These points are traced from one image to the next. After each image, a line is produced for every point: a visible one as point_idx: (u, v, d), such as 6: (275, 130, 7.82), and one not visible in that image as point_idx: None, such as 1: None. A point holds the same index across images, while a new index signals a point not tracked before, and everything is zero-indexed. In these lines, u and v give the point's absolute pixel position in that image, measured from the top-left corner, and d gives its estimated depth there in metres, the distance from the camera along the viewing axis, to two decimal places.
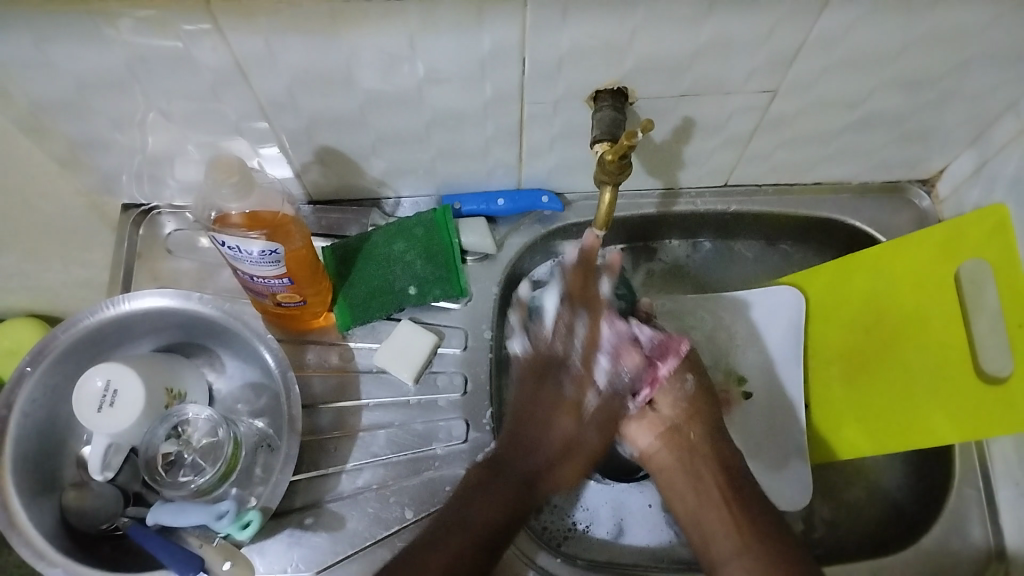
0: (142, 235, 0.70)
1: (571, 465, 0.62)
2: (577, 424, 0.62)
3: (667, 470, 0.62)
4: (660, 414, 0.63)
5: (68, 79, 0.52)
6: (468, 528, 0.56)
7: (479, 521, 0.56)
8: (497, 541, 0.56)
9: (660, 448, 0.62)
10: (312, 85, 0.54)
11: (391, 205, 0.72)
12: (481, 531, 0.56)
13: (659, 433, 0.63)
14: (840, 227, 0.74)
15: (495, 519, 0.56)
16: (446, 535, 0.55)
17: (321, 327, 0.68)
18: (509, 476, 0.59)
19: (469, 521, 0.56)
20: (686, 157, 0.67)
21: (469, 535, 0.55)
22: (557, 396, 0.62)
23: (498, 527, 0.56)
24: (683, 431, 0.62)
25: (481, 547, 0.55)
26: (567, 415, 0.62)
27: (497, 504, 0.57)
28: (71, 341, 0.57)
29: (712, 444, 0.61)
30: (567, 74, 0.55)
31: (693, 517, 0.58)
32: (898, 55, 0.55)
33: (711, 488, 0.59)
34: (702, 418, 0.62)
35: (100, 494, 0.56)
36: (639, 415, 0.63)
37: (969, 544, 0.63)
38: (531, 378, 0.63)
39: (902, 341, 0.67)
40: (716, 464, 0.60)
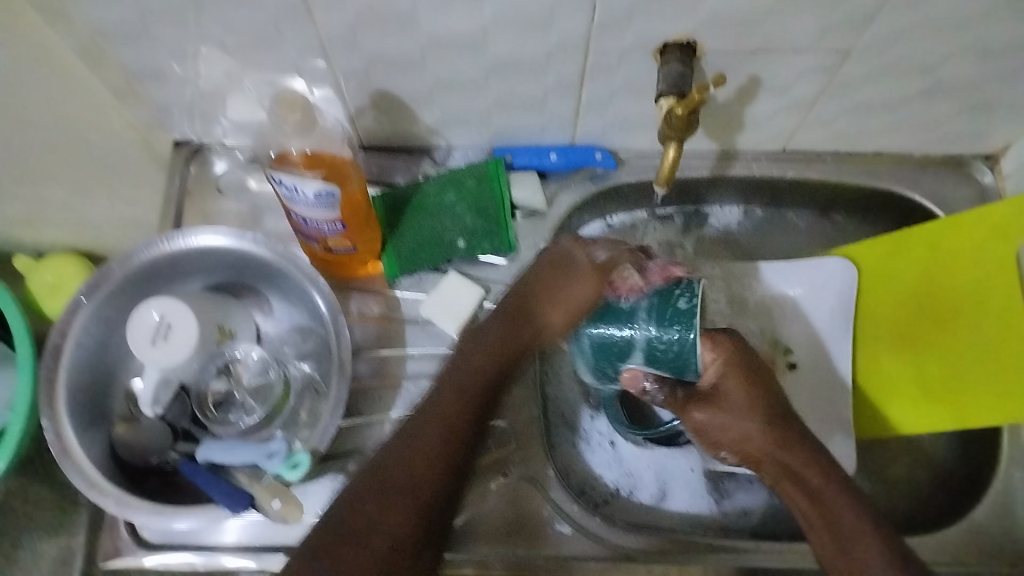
0: (193, 173, 0.70)
1: (556, 323, 0.58)
2: (565, 278, 0.59)
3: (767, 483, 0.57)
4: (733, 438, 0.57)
5: (132, 5, 0.51)
6: (466, 388, 0.55)
7: (469, 385, 0.55)
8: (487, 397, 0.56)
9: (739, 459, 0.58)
10: (374, 22, 0.53)
11: (442, 153, 0.71)
12: (456, 425, 0.53)
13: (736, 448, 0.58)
14: (899, 200, 0.72)
15: (487, 372, 0.57)
16: (406, 464, 0.50)
17: (367, 275, 0.68)
18: (508, 317, 0.60)
19: (460, 390, 0.55)
20: (748, 119, 0.65)
21: (443, 451, 0.52)
22: (566, 253, 0.61)
23: (487, 379, 0.56)
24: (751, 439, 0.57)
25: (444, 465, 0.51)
26: (559, 272, 0.60)
27: (486, 358, 0.57)
28: (126, 275, 0.57)
29: (781, 468, 0.56)
30: (638, 24, 0.53)
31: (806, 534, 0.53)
32: (981, 20, 0.53)
33: (803, 516, 0.54)
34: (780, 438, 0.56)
35: (151, 428, 0.57)
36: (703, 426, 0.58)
37: (1014, 527, 0.63)
38: (554, 258, 0.61)
39: (953, 321, 0.66)
40: (793, 486, 0.55)
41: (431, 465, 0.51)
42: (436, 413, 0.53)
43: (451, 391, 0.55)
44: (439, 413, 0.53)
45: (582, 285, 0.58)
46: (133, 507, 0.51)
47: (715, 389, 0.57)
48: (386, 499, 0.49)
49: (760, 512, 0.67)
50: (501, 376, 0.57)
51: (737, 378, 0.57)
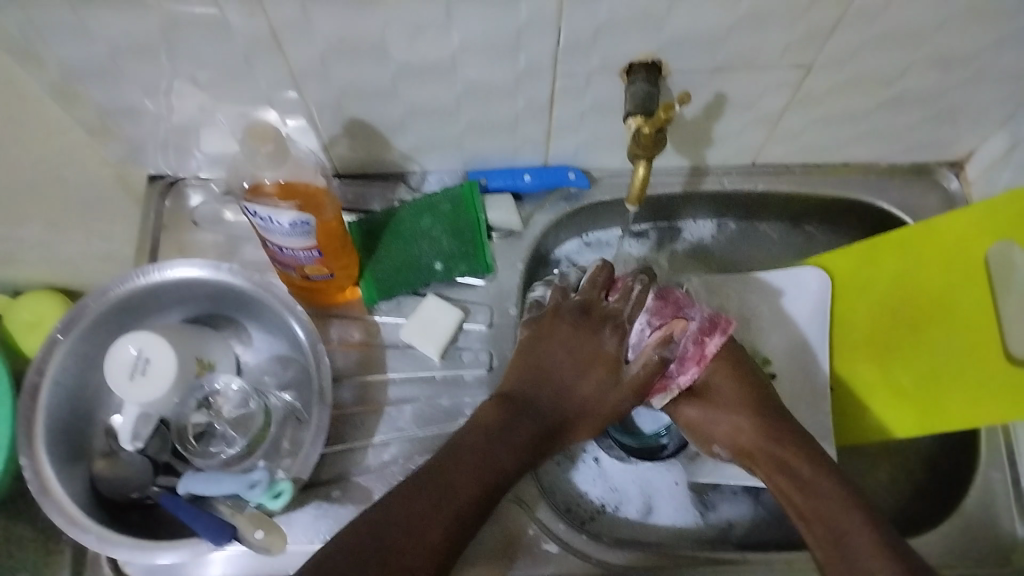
0: (168, 206, 0.70)
1: (592, 424, 0.58)
2: (604, 373, 0.58)
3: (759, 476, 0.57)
4: (733, 425, 0.59)
5: (101, 43, 0.52)
6: (484, 474, 0.53)
7: (486, 472, 0.53)
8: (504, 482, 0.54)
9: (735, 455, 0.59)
10: (344, 52, 0.54)
11: (417, 179, 0.71)
12: (486, 489, 0.53)
13: (732, 441, 0.59)
14: (868, 209, 0.73)
15: (509, 462, 0.54)
16: (435, 505, 0.51)
17: (346, 302, 0.68)
18: (529, 414, 0.56)
19: (478, 466, 0.53)
20: (716, 135, 0.67)
21: (462, 504, 0.51)
22: (594, 346, 0.58)
23: (504, 475, 0.54)
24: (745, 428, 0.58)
25: (481, 500, 0.52)
26: (600, 369, 0.58)
27: (509, 449, 0.54)
28: (102, 310, 0.57)
29: (768, 457, 0.57)
30: (603, 46, 0.54)
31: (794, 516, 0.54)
32: (936, 31, 0.55)
33: (795, 506, 0.54)
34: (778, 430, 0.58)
35: (131, 463, 0.56)
36: (700, 413, 0.60)
37: (995, 526, 0.64)
38: (556, 313, 0.60)
39: (925, 325, 0.67)
40: (786, 480, 0.55)
41: (449, 518, 0.51)
42: (459, 454, 0.53)
43: (476, 453, 0.53)
44: (465, 460, 0.53)
45: (625, 390, 0.58)
46: (116, 543, 0.51)
47: (706, 387, 0.60)
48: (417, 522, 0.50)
49: (745, 523, 0.68)
50: (523, 468, 0.55)
51: (729, 375, 0.60)
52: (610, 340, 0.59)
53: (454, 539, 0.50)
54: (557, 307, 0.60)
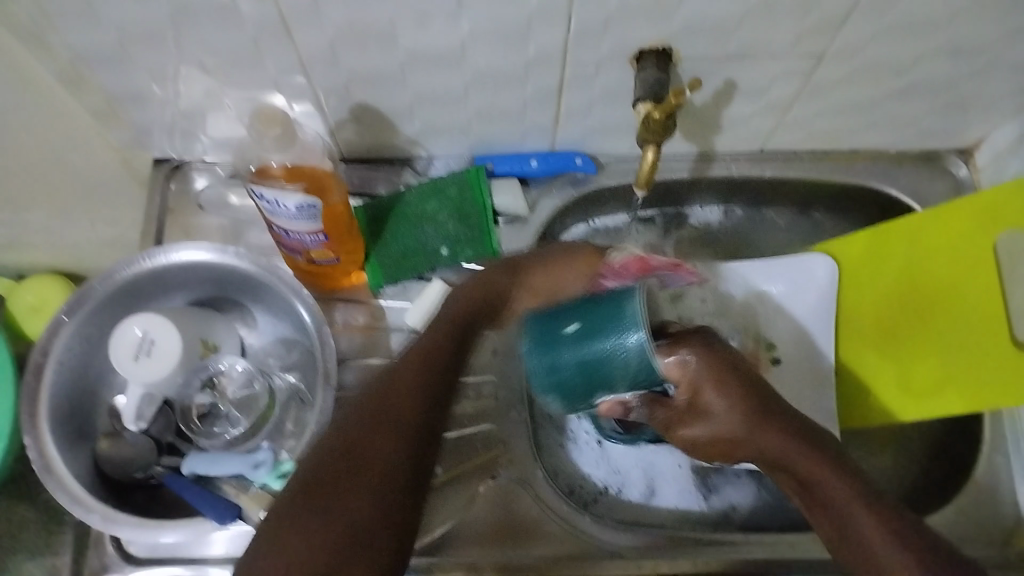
0: (173, 190, 0.70)
1: (535, 288, 0.57)
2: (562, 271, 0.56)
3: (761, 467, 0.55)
4: (720, 430, 0.53)
5: (107, 26, 0.52)
6: (410, 387, 0.48)
7: (409, 384, 0.48)
8: (438, 392, 0.49)
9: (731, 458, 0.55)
10: (351, 37, 0.53)
11: (423, 163, 0.71)
12: (421, 397, 0.48)
13: (721, 445, 0.54)
14: (877, 197, 0.73)
15: (428, 369, 0.50)
16: (377, 438, 0.45)
17: (351, 286, 0.68)
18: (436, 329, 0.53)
19: (398, 380, 0.49)
20: (725, 121, 0.66)
21: (393, 424, 0.46)
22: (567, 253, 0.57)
23: (431, 380, 0.49)
24: (732, 430, 0.53)
25: (426, 400, 0.48)
26: (563, 276, 0.56)
27: (420, 355, 0.51)
28: (108, 292, 0.57)
29: (764, 458, 0.53)
30: (613, 32, 0.54)
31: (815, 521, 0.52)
32: (951, 20, 0.54)
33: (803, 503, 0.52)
34: (770, 427, 0.52)
35: (134, 444, 0.57)
36: (686, 424, 0.53)
37: (1000, 515, 0.63)
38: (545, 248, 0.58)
39: (932, 313, 0.67)
40: (784, 475, 0.53)
41: (389, 445, 0.45)
42: (387, 388, 0.48)
43: (400, 376, 0.49)
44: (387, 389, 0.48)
45: (573, 274, 0.56)
46: (119, 522, 0.51)
47: (694, 404, 0.52)
48: (352, 464, 0.44)
49: (748, 506, 0.68)
50: (446, 372, 0.51)
51: (714, 387, 0.51)
52: (575, 256, 0.57)
53: (426, 424, 0.47)
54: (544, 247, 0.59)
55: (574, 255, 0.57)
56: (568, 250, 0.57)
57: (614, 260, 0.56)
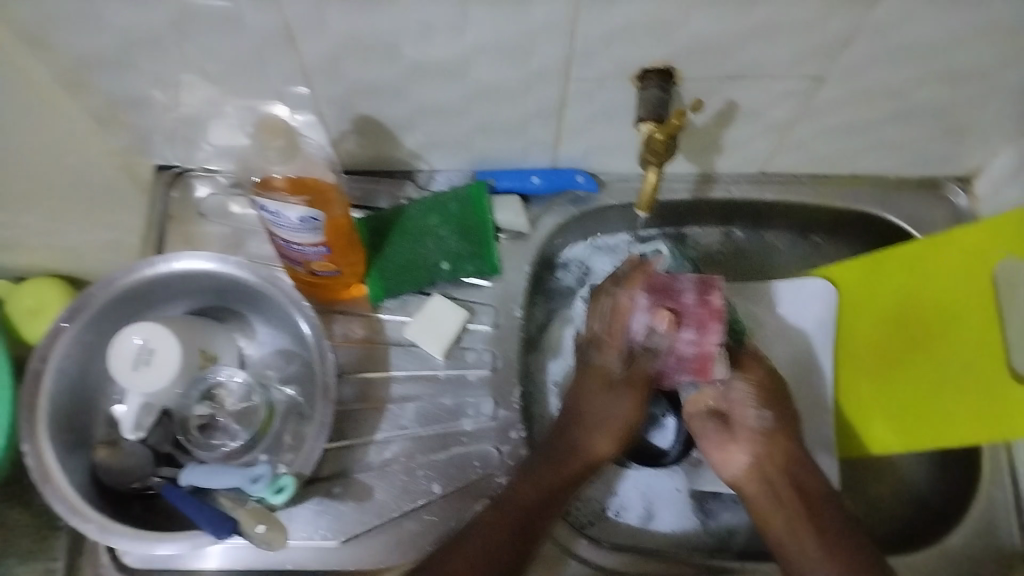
0: (174, 197, 0.70)
1: (605, 435, 0.62)
2: (605, 388, 0.62)
3: (760, 488, 0.60)
4: (757, 440, 0.61)
5: (113, 33, 0.52)
6: (505, 516, 0.57)
7: (508, 517, 0.57)
8: (530, 519, 0.58)
9: (744, 477, 0.61)
10: (356, 49, 0.54)
11: (424, 177, 0.71)
12: (507, 523, 0.57)
13: (746, 465, 0.61)
14: (875, 221, 0.73)
15: (528, 501, 0.58)
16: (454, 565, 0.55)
17: (351, 298, 0.68)
18: (543, 459, 0.61)
19: (500, 511, 0.58)
20: (726, 142, 0.66)
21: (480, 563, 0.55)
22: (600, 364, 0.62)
23: (524, 509, 0.58)
24: (762, 451, 0.61)
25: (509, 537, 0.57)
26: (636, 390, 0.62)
27: (528, 485, 0.59)
28: (107, 300, 0.57)
29: (790, 484, 0.60)
30: (617, 50, 0.54)
31: (785, 539, 0.58)
32: (950, 46, 0.54)
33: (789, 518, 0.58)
34: (784, 453, 0.60)
35: (132, 453, 0.56)
36: (720, 430, 0.62)
37: (995, 542, 0.64)
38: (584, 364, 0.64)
39: (931, 341, 0.67)
40: (790, 496, 0.59)
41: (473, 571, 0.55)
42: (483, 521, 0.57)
43: (499, 514, 0.58)
44: (486, 519, 0.57)
45: (625, 395, 0.62)
46: (116, 533, 0.51)
47: (760, 388, 0.62)
48: None
49: (745, 532, 0.67)
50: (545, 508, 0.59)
51: (765, 380, 0.62)
52: (612, 361, 0.62)
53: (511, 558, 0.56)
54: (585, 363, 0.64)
55: (627, 348, 0.61)
56: (618, 352, 0.62)
57: (635, 328, 0.60)
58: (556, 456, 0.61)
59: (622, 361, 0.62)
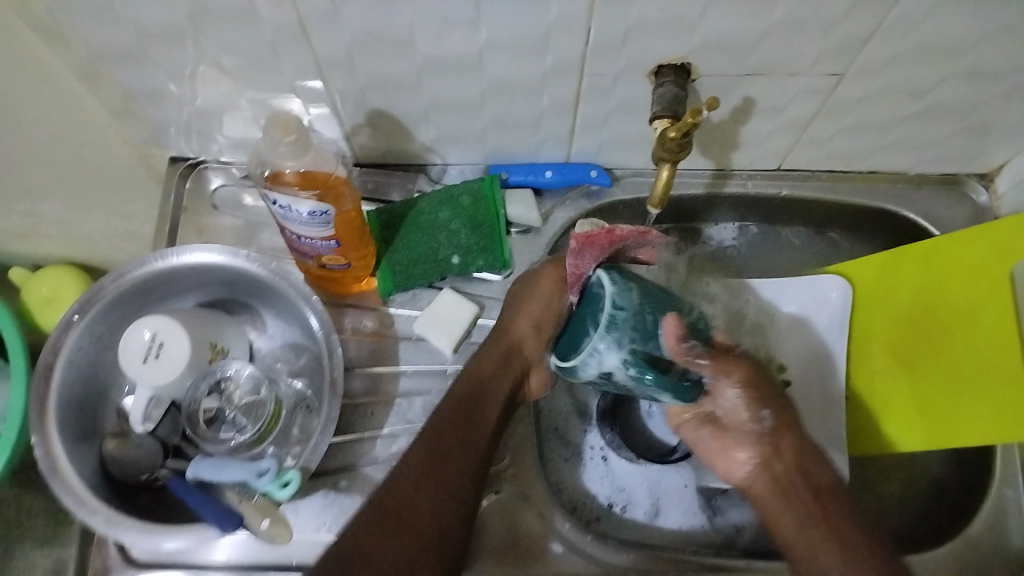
0: (188, 189, 0.70)
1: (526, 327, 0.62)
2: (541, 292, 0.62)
3: (767, 493, 0.58)
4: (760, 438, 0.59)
5: (125, 26, 0.52)
6: (453, 420, 0.57)
7: (453, 417, 0.57)
8: (468, 415, 0.57)
9: (754, 478, 0.59)
10: (369, 43, 0.53)
11: (437, 170, 0.71)
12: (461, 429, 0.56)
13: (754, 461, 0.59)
14: (894, 218, 0.72)
15: (464, 395, 0.58)
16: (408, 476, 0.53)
17: (362, 291, 0.68)
18: (490, 356, 0.61)
19: (444, 413, 0.57)
20: (742, 138, 0.65)
21: (432, 464, 0.54)
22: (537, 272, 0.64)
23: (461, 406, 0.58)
24: (768, 450, 0.59)
25: (465, 444, 0.56)
26: (549, 282, 0.62)
27: (466, 382, 0.59)
28: (118, 292, 0.57)
29: (801, 474, 0.58)
30: (633, 46, 0.54)
31: (788, 533, 0.56)
32: (973, 45, 0.53)
33: (804, 513, 0.56)
34: (794, 442, 0.59)
35: (140, 445, 0.57)
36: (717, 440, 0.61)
37: (1006, 545, 0.63)
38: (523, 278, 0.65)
39: (945, 343, 0.66)
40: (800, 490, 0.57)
41: (423, 480, 0.53)
42: (429, 433, 0.56)
43: (443, 420, 0.57)
44: (432, 430, 0.56)
45: (544, 288, 0.62)
46: (122, 527, 0.51)
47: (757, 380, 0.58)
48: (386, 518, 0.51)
49: (753, 529, 0.67)
50: (483, 395, 0.59)
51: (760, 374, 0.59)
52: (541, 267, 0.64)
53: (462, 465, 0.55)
54: (529, 275, 0.64)
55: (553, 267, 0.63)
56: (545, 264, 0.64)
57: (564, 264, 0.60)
58: (498, 352, 0.61)
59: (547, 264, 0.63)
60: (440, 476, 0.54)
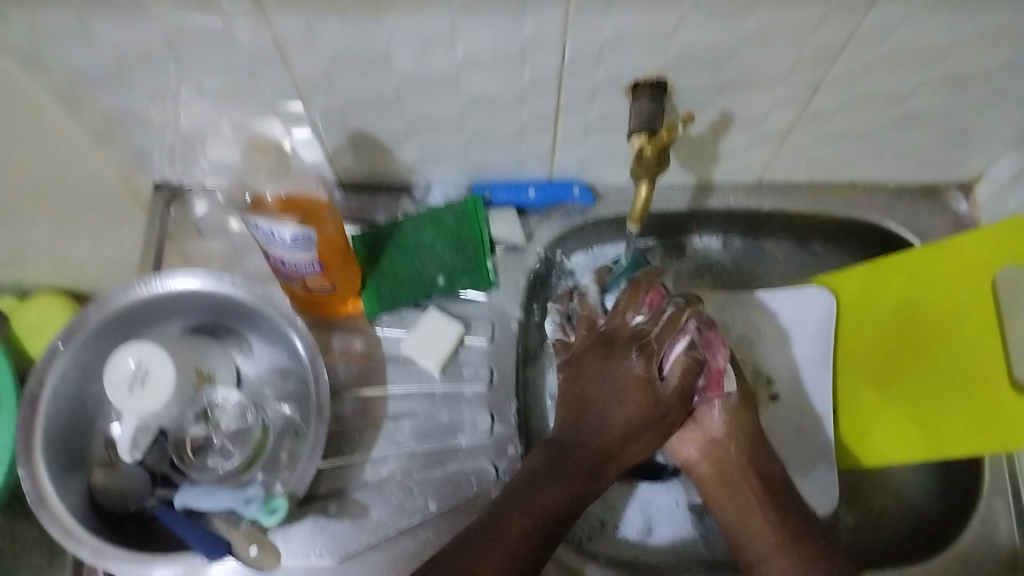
0: (173, 215, 0.71)
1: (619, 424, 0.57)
2: (640, 391, 0.58)
3: (711, 477, 0.61)
4: (708, 424, 0.61)
5: (105, 53, 0.52)
6: (535, 509, 0.53)
7: (541, 512, 0.53)
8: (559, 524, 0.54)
9: (699, 460, 0.61)
10: (347, 65, 0.54)
11: (421, 190, 0.71)
12: (543, 525, 0.53)
13: (702, 444, 0.61)
14: (877, 231, 0.73)
15: (557, 500, 0.54)
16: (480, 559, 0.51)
17: (348, 314, 0.68)
18: (577, 454, 0.57)
19: (525, 504, 0.54)
20: (722, 152, 0.66)
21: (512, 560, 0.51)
22: (624, 368, 0.58)
23: (558, 509, 0.54)
24: (722, 435, 0.61)
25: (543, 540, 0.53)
26: (637, 393, 0.57)
27: (560, 483, 0.55)
28: (104, 320, 0.58)
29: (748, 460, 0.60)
30: (608, 62, 0.54)
31: (735, 522, 0.59)
32: (944, 53, 0.54)
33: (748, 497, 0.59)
34: (745, 427, 0.61)
35: (130, 474, 0.57)
36: (680, 425, 0.62)
37: (997, 555, 0.63)
38: (584, 360, 0.60)
39: (928, 352, 0.67)
40: (746, 478, 0.60)
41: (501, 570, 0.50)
42: (506, 534, 0.52)
43: (526, 515, 0.53)
44: (513, 524, 0.52)
45: (669, 396, 0.58)
46: (112, 556, 0.52)
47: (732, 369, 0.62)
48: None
49: None
50: (579, 500, 0.55)
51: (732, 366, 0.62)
52: (637, 364, 0.58)
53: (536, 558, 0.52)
54: (574, 360, 0.61)
55: (635, 353, 0.58)
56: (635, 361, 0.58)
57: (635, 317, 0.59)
58: (588, 449, 0.57)
59: (635, 345, 0.58)
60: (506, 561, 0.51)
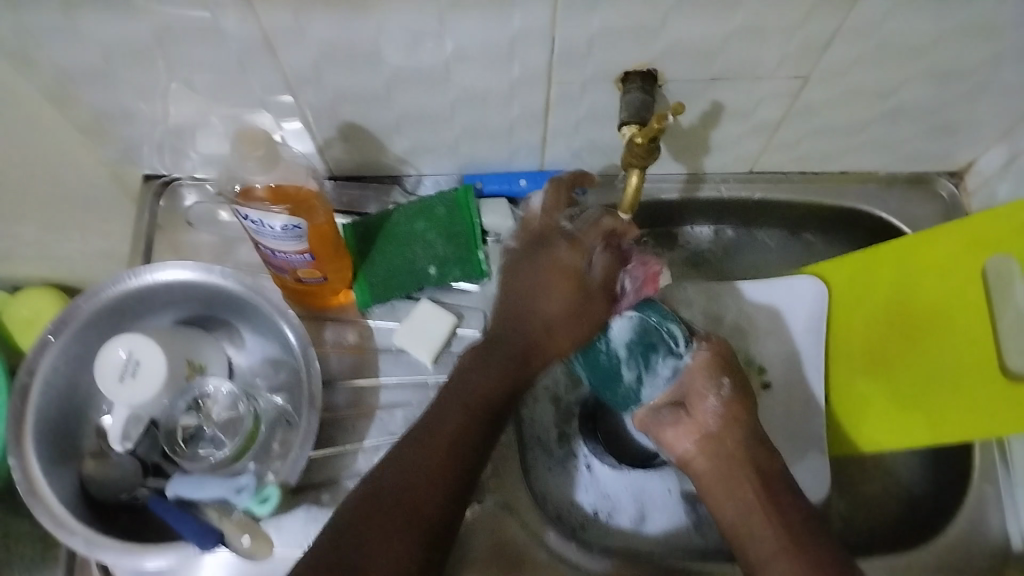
0: (163, 207, 0.70)
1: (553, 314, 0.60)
2: (572, 288, 0.60)
3: (706, 475, 0.60)
4: (698, 420, 0.61)
5: (93, 48, 0.52)
6: (468, 403, 0.57)
7: (471, 401, 0.57)
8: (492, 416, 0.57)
9: (696, 455, 0.61)
10: (336, 58, 0.53)
11: (412, 182, 0.71)
12: (474, 417, 0.56)
13: (697, 439, 0.61)
14: (866, 218, 0.73)
15: (488, 391, 0.58)
16: (413, 476, 0.53)
17: (340, 305, 0.68)
18: (505, 342, 0.60)
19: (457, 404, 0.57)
20: (713, 143, 0.66)
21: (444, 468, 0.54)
22: (557, 262, 0.60)
23: (489, 399, 0.57)
24: (718, 431, 0.60)
25: (472, 435, 0.56)
26: (564, 281, 0.60)
27: (489, 375, 0.58)
28: (93, 312, 0.58)
29: (746, 455, 0.59)
30: (598, 54, 0.54)
31: (735, 523, 0.57)
32: (933, 45, 0.54)
33: (748, 497, 0.57)
34: (741, 424, 0.60)
35: (120, 464, 0.57)
36: (675, 421, 0.62)
37: (985, 540, 0.63)
38: (527, 255, 0.62)
39: (919, 339, 0.67)
40: (745, 477, 0.58)
41: (431, 481, 0.53)
42: (437, 437, 0.55)
43: (458, 413, 0.56)
44: (439, 432, 0.55)
45: (597, 295, 0.61)
46: (103, 548, 0.52)
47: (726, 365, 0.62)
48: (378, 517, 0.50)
49: None
50: (506, 389, 0.58)
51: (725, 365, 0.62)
52: (569, 260, 0.60)
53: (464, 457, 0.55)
54: (517, 258, 0.62)
55: (570, 252, 0.61)
56: (564, 254, 0.61)
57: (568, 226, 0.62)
58: (516, 339, 0.60)
59: (569, 246, 0.61)
60: (430, 478, 0.53)
